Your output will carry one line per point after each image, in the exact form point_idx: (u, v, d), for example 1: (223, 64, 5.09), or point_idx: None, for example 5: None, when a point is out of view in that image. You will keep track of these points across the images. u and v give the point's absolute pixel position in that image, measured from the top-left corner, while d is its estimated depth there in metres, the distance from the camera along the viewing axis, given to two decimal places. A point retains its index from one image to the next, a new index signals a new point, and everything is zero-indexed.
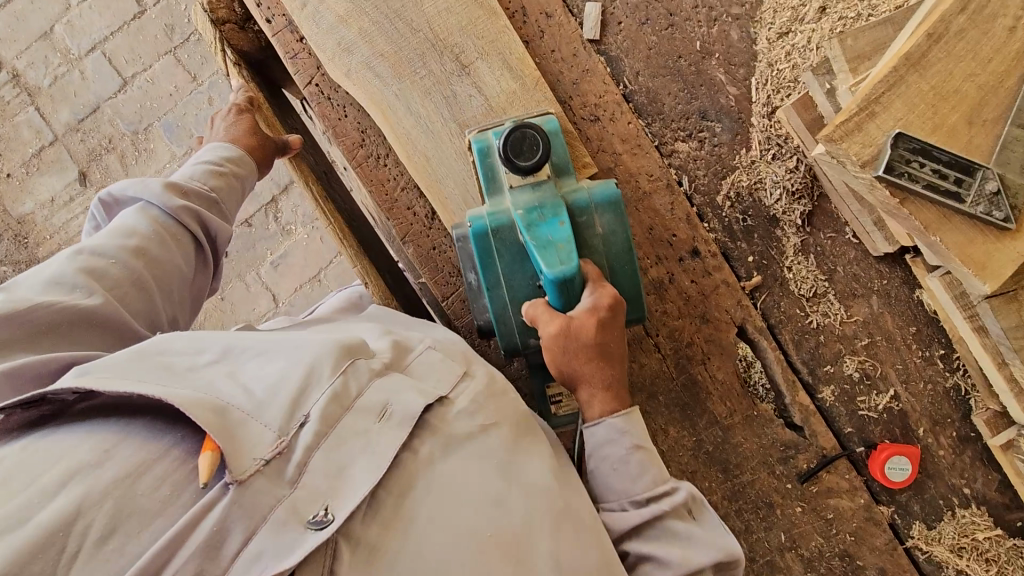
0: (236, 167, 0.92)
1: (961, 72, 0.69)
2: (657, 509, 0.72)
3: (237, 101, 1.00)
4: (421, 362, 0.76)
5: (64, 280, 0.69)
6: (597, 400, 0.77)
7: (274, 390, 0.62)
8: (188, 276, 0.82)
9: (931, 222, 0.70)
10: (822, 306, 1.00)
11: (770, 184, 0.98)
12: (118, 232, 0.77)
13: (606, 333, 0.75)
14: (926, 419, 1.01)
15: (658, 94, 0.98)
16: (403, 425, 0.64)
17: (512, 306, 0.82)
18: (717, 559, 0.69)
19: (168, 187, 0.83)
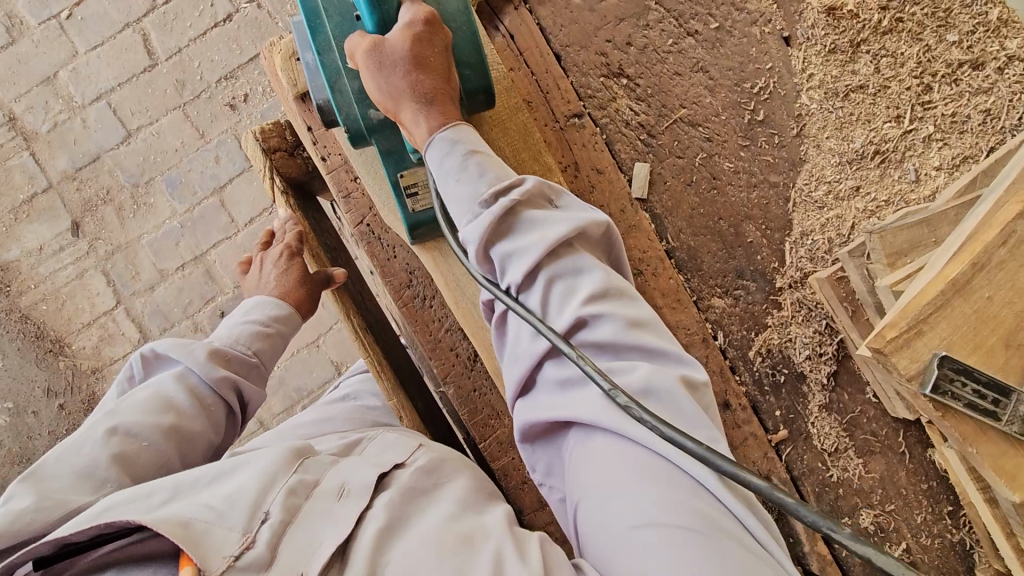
0: (280, 327, 0.96)
1: (1001, 298, 0.75)
2: (509, 200, 0.72)
3: (288, 240, 1.02)
4: (372, 451, 0.83)
5: (96, 470, 0.71)
6: (423, 120, 0.76)
7: (232, 499, 0.66)
8: (215, 446, 0.84)
9: (969, 434, 0.75)
10: (843, 460, 1.05)
11: (799, 344, 1.03)
12: (156, 406, 0.80)
13: (420, 44, 0.74)
14: (935, 572, 1.06)
15: (698, 252, 1.03)
16: (360, 496, 0.69)
17: (347, 73, 0.80)
18: (575, 227, 0.70)
19: (213, 353, 0.87)
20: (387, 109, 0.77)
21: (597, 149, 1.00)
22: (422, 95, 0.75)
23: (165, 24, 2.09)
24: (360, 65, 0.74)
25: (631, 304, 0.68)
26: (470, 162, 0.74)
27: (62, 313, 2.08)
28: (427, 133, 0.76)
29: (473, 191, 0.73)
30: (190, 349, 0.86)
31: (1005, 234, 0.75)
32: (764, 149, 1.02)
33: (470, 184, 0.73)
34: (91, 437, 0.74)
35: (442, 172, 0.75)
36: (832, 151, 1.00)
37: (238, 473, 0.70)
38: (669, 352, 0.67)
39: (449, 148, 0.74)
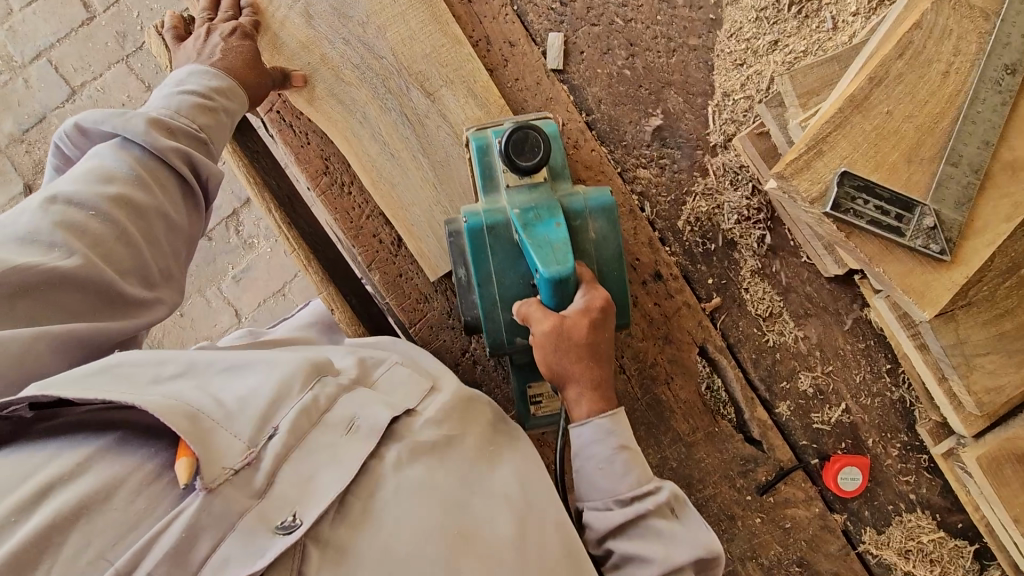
0: (224, 101, 0.78)
1: (900, 113, 0.73)
2: (633, 505, 0.68)
3: (242, 22, 0.87)
4: (387, 376, 0.76)
5: (40, 236, 0.60)
6: (585, 397, 0.73)
7: (243, 403, 0.60)
8: (175, 225, 0.70)
9: (874, 254, 0.75)
10: (778, 325, 1.04)
11: (728, 210, 1.02)
12: (97, 176, 0.66)
13: (597, 333, 0.72)
14: (876, 430, 1.07)
15: (621, 122, 1.01)
16: (369, 436, 0.64)
17: (502, 304, 0.80)
18: (699, 556, 0.66)
19: (154, 124, 0.70)
20: (551, 377, 0.75)
21: (508, 21, 0.98)
22: (593, 381, 0.73)
23: None
24: (535, 340, 0.73)
25: (635, 453, 0.72)
26: (616, 459, 0.70)
27: None
28: (586, 410, 0.73)
29: (611, 488, 0.70)
30: (122, 116, 0.70)
31: (903, 46, 0.73)
32: (680, 11, 1.00)
33: (611, 481, 0.70)
34: (33, 207, 0.62)
35: (585, 454, 0.72)
36: (749, 7, 0.98)
37: (252, 375, 0.63)
38: (683, 534, 0.67)
39: (599, 438, 0.71)
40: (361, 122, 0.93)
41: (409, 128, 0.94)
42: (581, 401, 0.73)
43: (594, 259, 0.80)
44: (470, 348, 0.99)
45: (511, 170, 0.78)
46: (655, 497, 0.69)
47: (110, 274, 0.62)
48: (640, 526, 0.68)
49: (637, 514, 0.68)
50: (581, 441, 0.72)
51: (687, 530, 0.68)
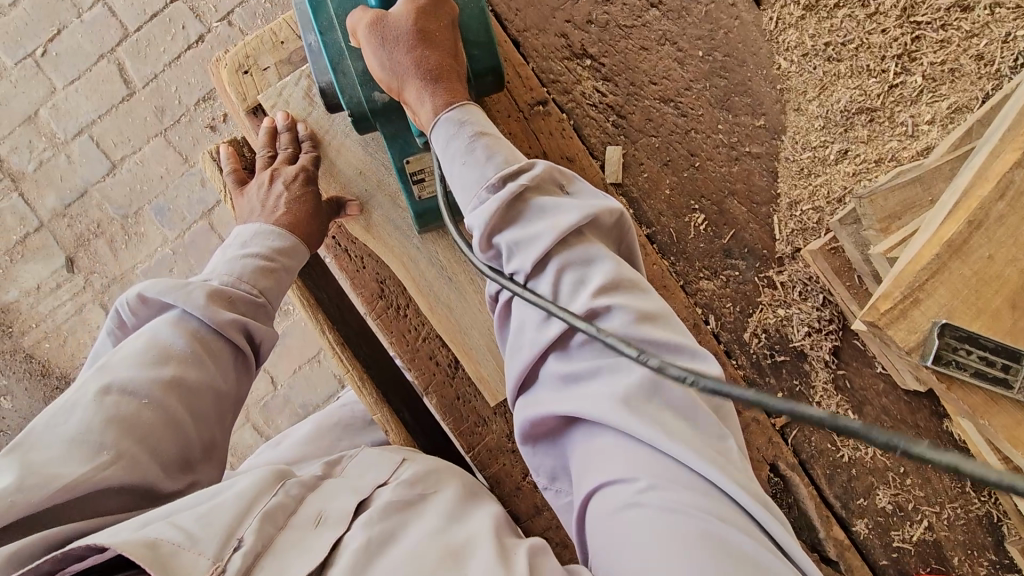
0: (284, 260, 0.79)
1: (1002, 257, 0.69)
2: (517, 184, 0.66)
3: (303, 163, 0.86)
4: (354, 466, 0.78)
5: (89, 436, 0.58)
6: (429, 100, 0.72)
7: (205, 519, 0.59)
8: (223, 395, 0.69)
9: (978, 406, 0.70)
10: (853, 439, 0.99)
11: (797, 322, 0.97)
12: (149, 356, 0.65)
13: (430, 18, 0.72)
14: (962, 549, 1.00)
15: (682, 233, 0.97)
16: (337, 525, 0.63)
17: (349, 54, 0.76)
18: (587, 213, 0.65)
19: (213, 295, 0.71)
20: (391, 87, 0.74)
21: (565, 136, 0.95)
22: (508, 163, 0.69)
23: (138, 51, 2.07)
24: (363, 41, 0.72)
25: (497, 141, 0.71)
26: (477, 145, 0.70)
27: (65, 349, 2.09)
28: (433, 112, 0.72)
29: (479, 176, 0.68)
30: (185, 288, 0.70)
31: (1002, 187, 0.69)
32: (742, 119, 0.96)
33: (479, 168, 0.69)
34: (82, 398, 0.61)
35: (448, 155, 0.71)
36: (815, 115, 0.94)
37: (210, 490, 0.63)
38: (567, 202, 0.66)
39: (454, 132, 0.71)
40: (418, 248, 0.92)
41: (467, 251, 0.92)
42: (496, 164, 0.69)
43: None
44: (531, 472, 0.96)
45: None
46: (529, 173, 0.67)
47: (154, 469, 0.60)
48: (525, 210, 0.66)
49: (515, 196, 0.66)
50: (441, 145, 0.72)
51: (573, 199, 0.67)
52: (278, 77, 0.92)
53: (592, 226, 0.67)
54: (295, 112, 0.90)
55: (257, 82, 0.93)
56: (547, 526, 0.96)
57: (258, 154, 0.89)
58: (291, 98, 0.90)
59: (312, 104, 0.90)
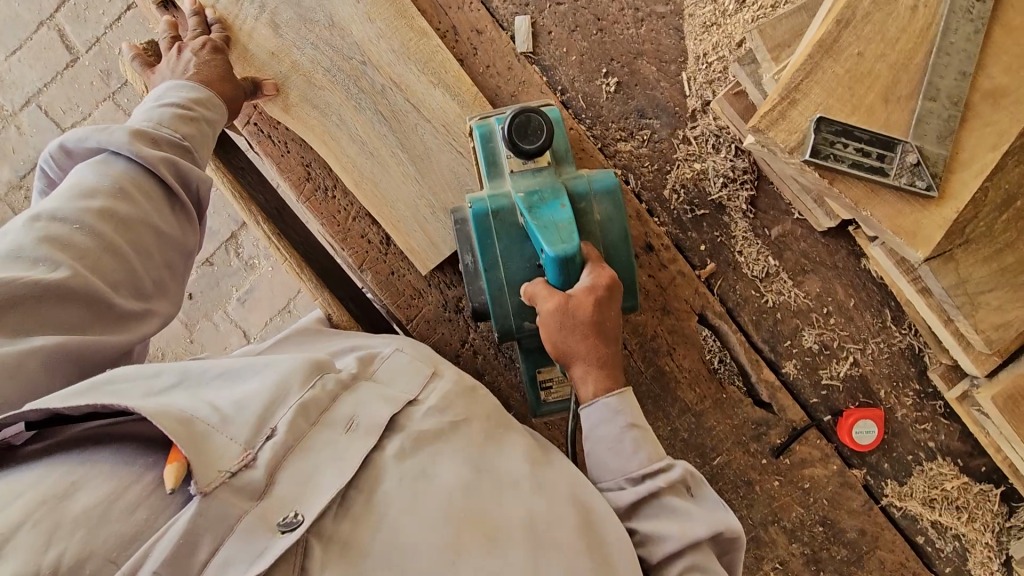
0: (204, 110, 0.80)
1: (871, 52, 0.73)
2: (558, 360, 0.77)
3: (211, 37, 0.89)
4: (384, 370, 0.80)
5: (25, 252, 0.61)
6: None
7: (240, 406, 0.63)
8: (164, 234, 0.71)
9: (860, 198, 0.74)
10: (776, 284, 1.04)
11: (713, 173, 1.01)
12: (83, 191, 0.67)
13: None
14: (887, 381, 1.05)
15: (596, 97, 1.00)
16: (368, 435, 0.67)
17: None
18: (715, 530, 0.69)
19: (136, 135, 0.72)
20: None
21: (473, 9, 0.98)
22: (595, 359, 0.75)
23: (77, 15, 2.06)
24: None
25: (644, 430, 0.75)
26: (620, 423, 0.74)
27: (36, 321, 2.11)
28: None
29: (606, 435, 0.74)
30: (107, 131, 0.71)
31: None
32: None
33: (625, 458, 0.74)
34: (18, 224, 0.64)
35: None
36: None
37: (252, 380, 0.66)
38: (696, 511, 0.71)
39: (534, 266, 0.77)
40: (338, 126, 0.94)
41: (385, 125, 0.94)
42: (588, 377, 0.76)
43: None
44: (469, 338, 1.00)
45: None
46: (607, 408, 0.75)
47: (97, 286, 0.63)
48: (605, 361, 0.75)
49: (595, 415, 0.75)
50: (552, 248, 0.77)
51: (702, 507, 0.72)
52: None
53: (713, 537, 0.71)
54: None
55: None
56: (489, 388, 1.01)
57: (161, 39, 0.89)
58: None
59: None
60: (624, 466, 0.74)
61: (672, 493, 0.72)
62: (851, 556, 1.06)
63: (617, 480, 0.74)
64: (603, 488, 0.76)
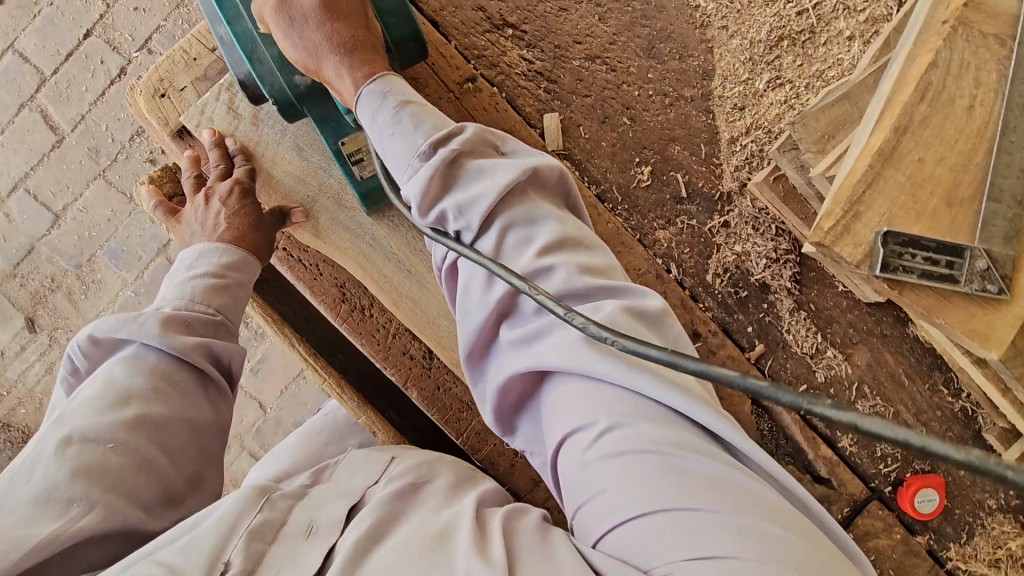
0: (236, 274, 0.79)
1: (931, 157, 0.71)
2: (450, 149, 0.67)
3: (236, 176, 0.85)
4: (340, 472, 0.78)
5: (55, 492, 0.57)
6: (346, 68, 0.72)
7: (189, 552, 0.58)
8: (196, 423, 0.68)
9: (931, 305, 0.72)
10: (825, 359, 1.02)
11: (755, 254, 0.99)
12: (112, 400, 0.64)
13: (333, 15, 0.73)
14: (942, 444, 1.05)
15: (630, 188, 0.98)
16: (332, 529, 0.63)
17: (262, 41, 0.76)
18: (523, 170, 0.66)
19: (167, 321, 0.70)
20: (310, 63, 0.74)
21: (500, 109, 0.94)
22: (342, 45, 0.72)
23: (59, 95, 2.00)
24: (271, 21, 0.72)
25: (421, 106, 0.72)
26: (401, 114, 0.70)
27: (43, 410, 2.04)
28: (354, 83, 0.73)
29: (409, 143, 0.69)
30: (137, 320, 0.69)
31: (922, 89, 0.71)
32: (670, 65, 0.97)
33: (408, 136, 0.69)
34: (43, 453, 0.60)
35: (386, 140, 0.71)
36: (740, 48, 0.95)
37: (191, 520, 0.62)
38: (505, 162, 0.67)
39: (378, 100, 0.71)
40: (372, 246, 0.91)
41: (420, 240, 0.91)
42: (343, 73, 0.72)
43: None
44: None
45: None
46: (378, 80, 0.72)
47: (133, 513, 0.60)
48: (461, 174, 0.67)
49: (372, 91, 0.71)
50: (367, 116, 0.72)
51: (510, 160, 0.69)
52: (197, 95, 0.89)
53: (533, 182, 0.68)
54: (220, 129, 0.88)
55: (177, 104, 0.90)
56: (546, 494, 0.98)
57: (184, 179, 0.87)
58: (214, 114, 0.88)
59: (237, 117, 0.88)
60: (412, 145, 0.69)
61: (470, 156, 0.68)
62: None
63: (412, 163, 0.69)
64: (405, 182, 0.69)
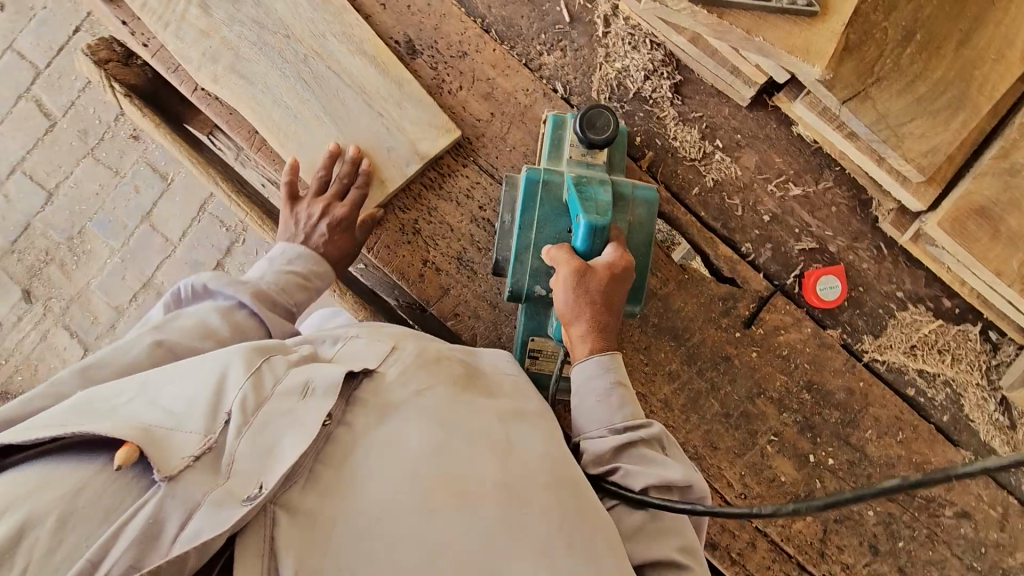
0: (317, 282, 0.93)
1: None
2: (637, 433, 0.76)
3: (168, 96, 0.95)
4: (345, 347, 0.79)
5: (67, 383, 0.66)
6: (589, 339, 0.82)
7: (192, 404, 0.64)
8: None
9: (751, 27, 0.81)
10: (714, 162, 1.08)
11: (633, 69, 1.08)
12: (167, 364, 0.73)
13: (614, 283, 0.82)
14: (841, 237, 1.08)
15: (513, 19, 1.08)
16: (325, 396, 0.68)
17: (534, 250, 0.91)
18: (686, 475, 0.73)
19: (259, 296, 0.84)
20: (562, 316, 0.84)
21: None
22: (597, 324, 0.82)
23: (52, 84, 2.18)
24: (558, 277, 0.83)
25: (628, 390, 0.81)
26: (614, 391, 0.79)
27: (37, 378, 2.10)
28: (587, 349, 0.82)
29: (610, 414, 0.78)
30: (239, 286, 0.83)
31: None
32: None
33: (612, 410, 0.78)
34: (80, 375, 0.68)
35: (584, 378, 0.80)
36: None
37: (195, 376, 0.67)
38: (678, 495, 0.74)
39: (600, 371, 0.80)
40: (266, 88, 1.02)
41: (306, 90, 1.02)
42: (585, 340, 0.82)
43: (624, 225, 0.91)
44: (429, 258, 1.04)
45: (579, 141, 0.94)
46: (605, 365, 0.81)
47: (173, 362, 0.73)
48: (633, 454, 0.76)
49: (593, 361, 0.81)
50: (584, 371, 0.81)
51: (676, 459, 0.77)
52: None
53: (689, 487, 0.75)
54: None
55: None
56: (456, 303, 1.05)
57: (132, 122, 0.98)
58: None
59: None
60: (608, 417, 0.78)
61: (649, 448, 0.76)
62: (845, 417, 1.06)
63: (601, 427, 0.78)
64: (584, 425, 0.80)
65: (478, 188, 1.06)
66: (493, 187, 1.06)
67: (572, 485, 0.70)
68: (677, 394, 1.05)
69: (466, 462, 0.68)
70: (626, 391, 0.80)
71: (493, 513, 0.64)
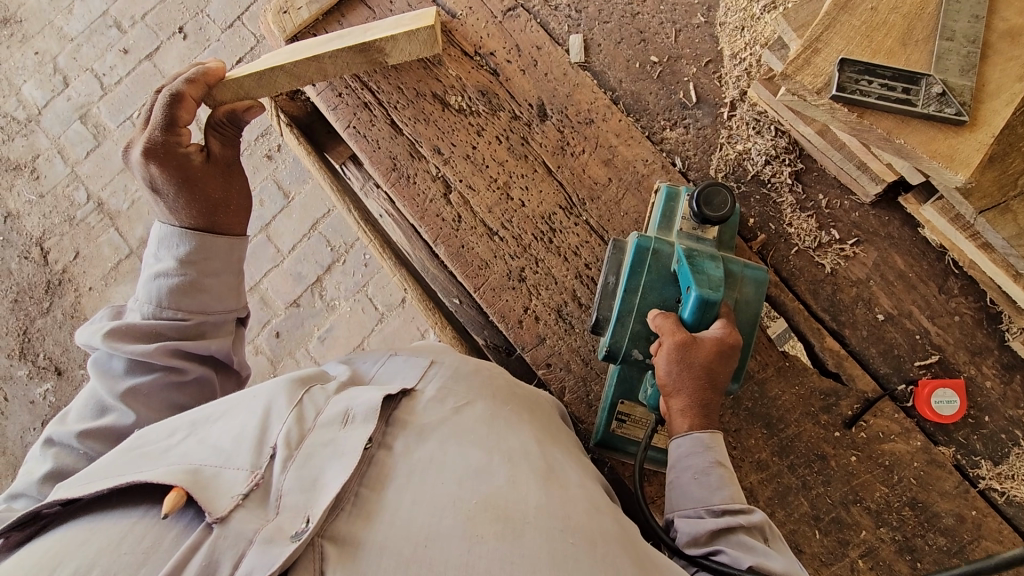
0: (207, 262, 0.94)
1: (884, 7, 0.84)
2: (735, 519, 0.75)
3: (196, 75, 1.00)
4: (381, 372, 0.89)
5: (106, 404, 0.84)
6: (687, 412, 0.83)
7: (238, 440, 0.69)
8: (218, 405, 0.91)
9: (892, 129, 0.81)
10: (830, 253, 1.06)
11: (756, 152, 1.09)
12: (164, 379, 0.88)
13: (718, 361, 0.82)
14: (963, 349, 1.02)
15: (642, 95, 1.15)
16: (364, 422, 0.71)
17: (636, 314, 0.93)
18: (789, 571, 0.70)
19: (173, 291, 0.91)
20: (663, 386, 0.85)
21: (534, 30, 1.15)
22: (697, 399, 0.83)
23: None
24: (663, 347, 0.84)
25: (729, 473, 0.80)
26: (713, 472, 0.80)
27: None
28: (687, 423, 0.83)
29: (706, 497, 0.79)
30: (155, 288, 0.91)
31: None
32: None
33: (707, 492, 0.79)
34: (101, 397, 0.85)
35: (681, 458, 0.82)
36: None
37: (240, 414, 0.73)
38: None
39: (697, 451, 0.81)
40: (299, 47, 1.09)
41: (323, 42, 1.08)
42: (686, 414, 0.83)
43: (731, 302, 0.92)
44: (531, 306, 1.09)
45: (693, 215, 0.95)
46: (704, 445, 0.81)
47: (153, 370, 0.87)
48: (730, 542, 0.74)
49: (691, 441, 0.82)
50: (681, 450, 0.82)
51: (780, 555, 0.74)
52: (309, 15, 1.19)
53: None
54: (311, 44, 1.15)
55: (293, 19, 1.20)
56: (550, 352, 1.09)
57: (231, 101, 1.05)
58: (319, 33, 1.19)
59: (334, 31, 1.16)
60: (705, 498, 0.79)
61: (749, 537, 0.74)
62: (952, 545, 0.97)
63: (697, 509, 0.79)
64: (679, 512, 0.81)
65: (588, 246, 1.10)
66: (600, 247, 1.10)
67: (621, 540, 0.69)
68: (764, 484, 1.01)
69: (504, 493, 0.68)
70: (726, 472, 0.80)
71: (536, 542, 0.63)
